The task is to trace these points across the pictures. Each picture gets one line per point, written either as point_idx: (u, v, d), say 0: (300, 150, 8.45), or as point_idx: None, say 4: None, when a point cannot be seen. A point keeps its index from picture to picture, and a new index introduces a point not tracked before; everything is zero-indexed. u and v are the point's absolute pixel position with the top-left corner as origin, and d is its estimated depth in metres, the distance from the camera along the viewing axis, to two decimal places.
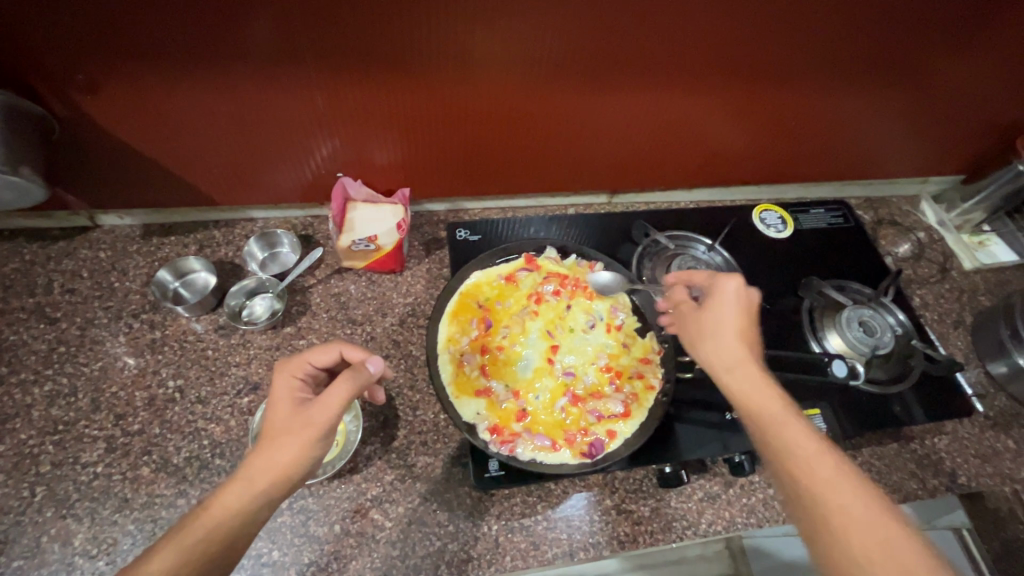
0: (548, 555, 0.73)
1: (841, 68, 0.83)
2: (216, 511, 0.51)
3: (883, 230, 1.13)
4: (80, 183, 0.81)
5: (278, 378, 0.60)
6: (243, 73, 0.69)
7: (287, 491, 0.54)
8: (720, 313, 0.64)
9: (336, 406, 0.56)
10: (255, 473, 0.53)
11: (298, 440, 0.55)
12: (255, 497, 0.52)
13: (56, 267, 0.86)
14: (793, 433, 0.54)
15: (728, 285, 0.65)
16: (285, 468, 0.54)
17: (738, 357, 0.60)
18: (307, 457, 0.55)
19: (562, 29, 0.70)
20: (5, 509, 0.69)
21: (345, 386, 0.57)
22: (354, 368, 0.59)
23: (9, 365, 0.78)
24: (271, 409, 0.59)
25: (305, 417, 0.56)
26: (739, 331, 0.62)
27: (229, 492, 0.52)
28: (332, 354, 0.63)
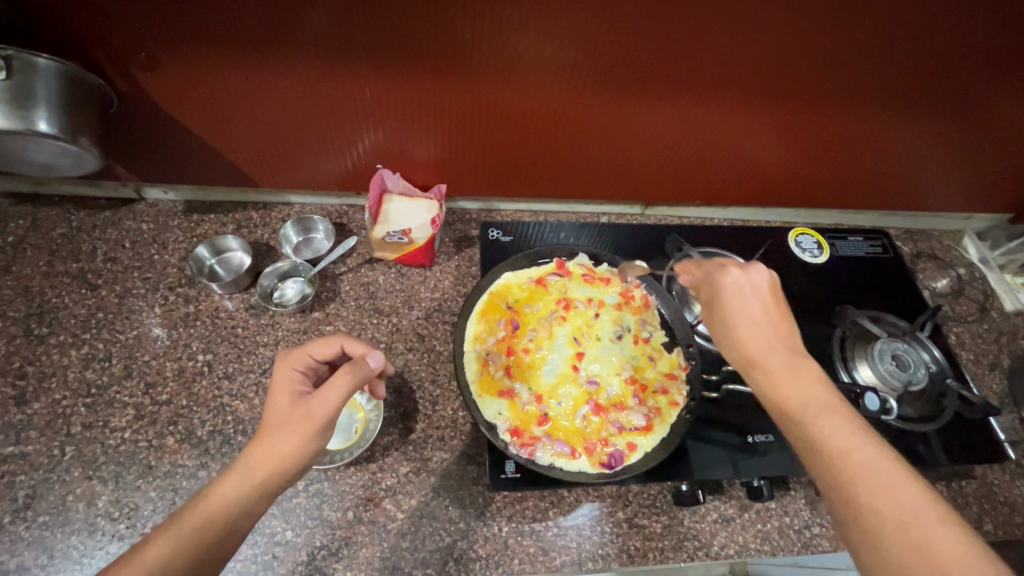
0: (556, 562, 0.72)
1: (895, 95, 0.81)
2: (213, 501, 0.51)
3: (921, 263, 1.11)
4: (128, 157, 0.84)
5: (279, 369, 0.61)
6: (296, 60, 0.71)
7: (282, 484, 0.54)
8: (739, 309, 0.59)
9: (336, 398, 0.56)
10: (254, 462, 0.53)
11: (296, 431, 0.55)
12: (251, 489, 0.52)
13: (101, 236, 0.89)
14: (841, 435, 0.51)
15: (732, 277, 0.61)
16: (285, 459, 0.54)
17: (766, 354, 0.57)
18: (308, 448, 0.55)
19: (616, 39, 0.70)
20: (35, 465, 0.71)
21: (344, 378, 0.57)
22: (355, 362, 0.59)
23: (50, 326, 0.81)
24: (270, 401, 0.59)
25: (304, 410, 0.56)
26: (765, 326, 0.58)
27: (223, 485, 0.52)
28: (333, 347, 0.64)
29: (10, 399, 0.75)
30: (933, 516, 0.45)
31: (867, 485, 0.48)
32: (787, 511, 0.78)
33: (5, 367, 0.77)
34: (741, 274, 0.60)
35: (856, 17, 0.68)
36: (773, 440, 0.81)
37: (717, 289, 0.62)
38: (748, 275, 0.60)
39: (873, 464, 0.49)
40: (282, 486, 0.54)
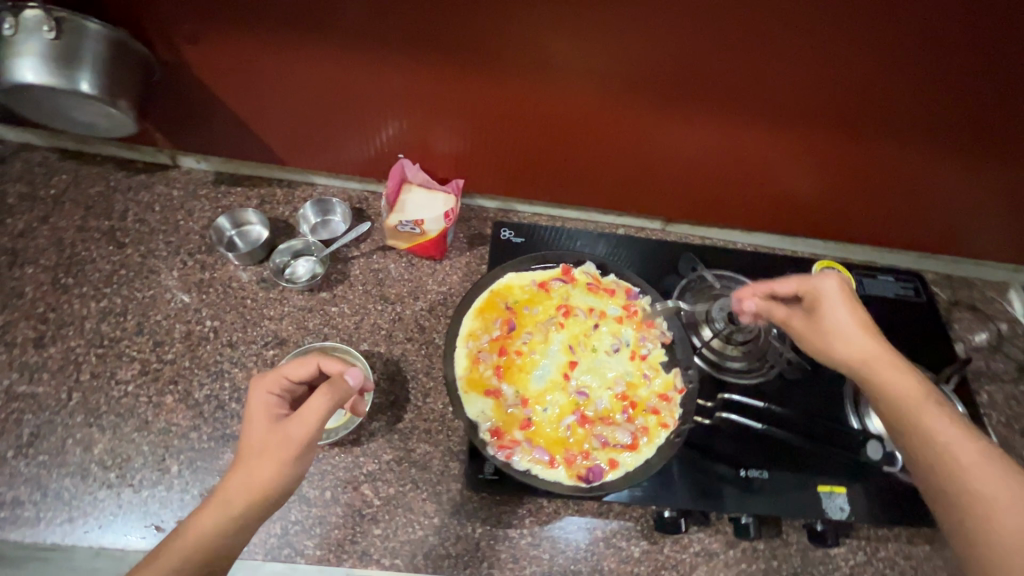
0: (526, 571, 0.71)
1: (940, 131, 0.76)
2: (190, 538, 0.51)
3: (958, 312, 1.04)
4: (165, 126, 0.87)
5: (253, 394, 0.60)
6: (327, 42, 0.72)
7: (263, 514, 0.53)
8: (834, 314, 0.65)
9: (316, 419, 0.57)
10: (232, 492, 0.53)
11: (273, 456, 0.55)
12: (229, 522, 0.52)
13: (134, 197, 0.94)
14: (928, 418, 0.56)
15: (834, 287, 0.66)
16: (263, 485, 0.53)
17: (874, 354, 0.61)
18: (286, 474, 0.55)
19: (646, 46, 0.69)
20: (43, 406, 0.75)
21: (322, 398, 0.58)
22: (333, 382, 0.60)
23: (75, 277, 0.85)
24: (247, 428, 0.58)
25: (283, 433, 0.56)
26: (858, 327, 0.63)
27: (201, 518, 0.52)
28: (310, 368, 0.66)
29: (29, 341, 0.79)
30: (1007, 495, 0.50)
31: (946, 453, 0.54)
32: (776, 554, 0.75)
33: (30, 310, 0.81)
34: (835, 281, 0.66)
35: (900, 39, 0.65)
36: (768, 476, 0.77)
37: (817, 298, 0.67)
38: (847, 288, 0.66)
39: (961, 445, 0.54)
40: (262, 516, 0.53)
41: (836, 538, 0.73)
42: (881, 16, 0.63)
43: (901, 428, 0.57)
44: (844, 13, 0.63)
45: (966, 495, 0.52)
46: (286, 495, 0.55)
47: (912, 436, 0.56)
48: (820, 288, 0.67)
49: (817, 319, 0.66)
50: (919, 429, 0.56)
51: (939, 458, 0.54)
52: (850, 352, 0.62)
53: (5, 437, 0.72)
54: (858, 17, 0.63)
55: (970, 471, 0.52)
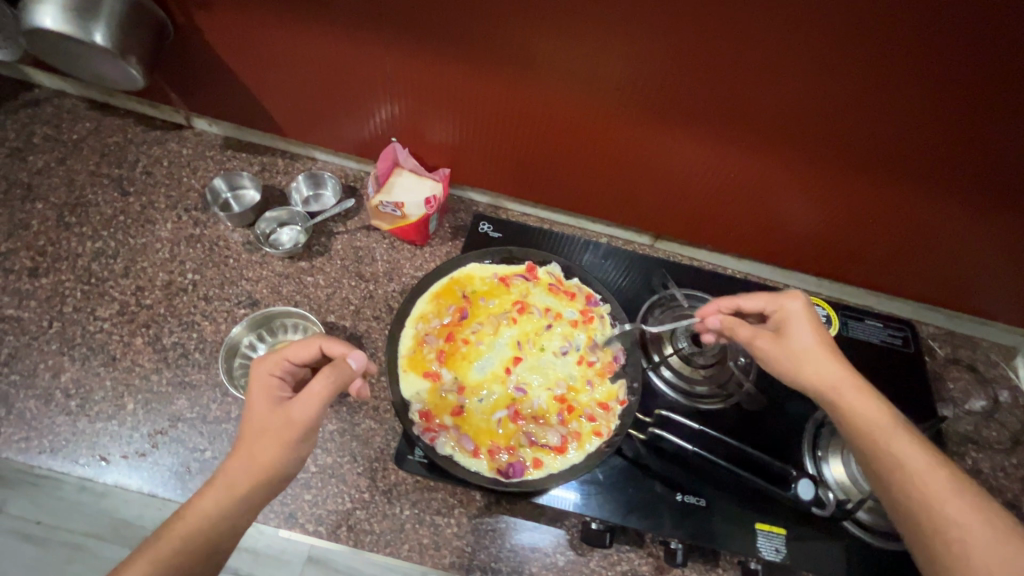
0: (445, 560, 0.71)
1: (935, 175, 0.73)
2: (191, 517, 0.51)
3: (954, 371, 0.98)
4: (180, 87, 0.92)
5: (256, 374, 0.59)
6: (328, 20, 0.75)
7: (267, 494, 0.55)
8: (800, 338, 0.64)
9: (319, 401, 0.56)
10: (236, 473, 0.53)
11: (277, 438, 0.55)
12: (231, 505, 0.52)
13: (146, 150, 0.99)
14: (897, 444, 0.56)
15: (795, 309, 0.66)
16: (269, 470, 0.54)
17: (838, 377, 0.61)
18: (292, 455, 0.56)
19: (629, 54, 0.69)
20: (25, 330, 0.80)
21: (324, 382, 0.57)
22: (336, 365, 0.58)
23: (78, 216, 0.91)
24: (248, 409, 0.57)
25: (287, 416, 0.55)
26: (824, 352, 0.63)
27: (205, 499, 0.52)
28: (312, 350, 0.62)
29: (25, 270, 0.84)
30: (975, 525, 0.50)
31: (914, 480, 0.53)
32: None
33: (31, 242, 0.87)
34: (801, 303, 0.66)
35: (892, 72, 0.63)
36: (706, 504, 0.73)
37: (783, 321, 0.66)
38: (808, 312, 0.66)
39: (925, 471, 0.53)
40: (266, 497, 0.55)
41: None
42: (870, 47, 0.61)
43: (871, 456, 0.56)
44: (831, 39, 0.61)
45: (935, 525, 0.51)
46: (288, 476, 0.57)
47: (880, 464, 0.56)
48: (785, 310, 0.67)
49: (784, 341, 0.65)
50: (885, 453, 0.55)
51: (906, 486, 0.53)
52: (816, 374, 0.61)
53: None
54: (846, 45, 0.61)
55: (935, 495, 0.52)
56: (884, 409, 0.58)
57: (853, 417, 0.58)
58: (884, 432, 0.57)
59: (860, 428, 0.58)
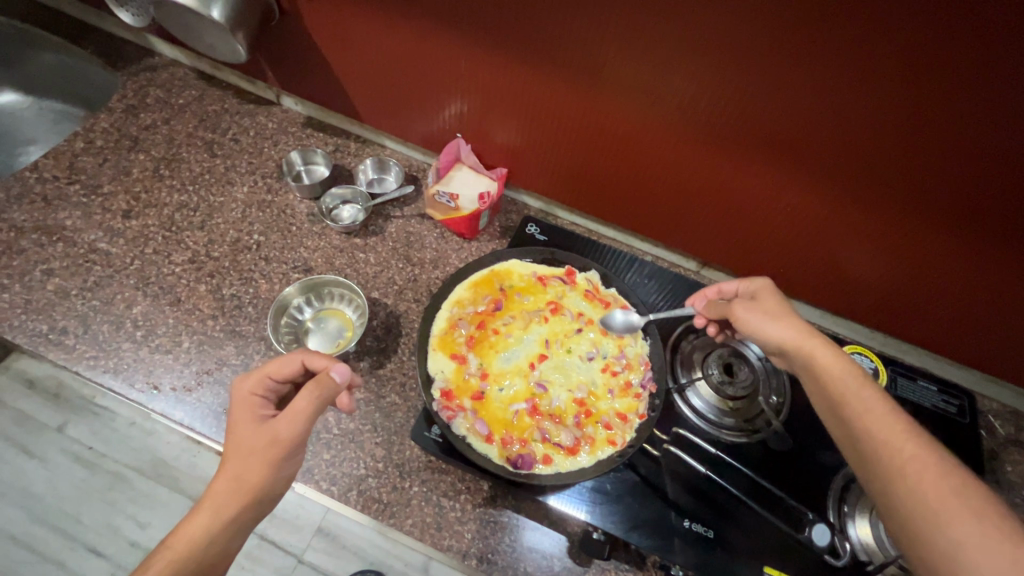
0: (444, 542, 0.72)
1: (1009, 234, 0.69)
2: (180, 543, 0.52)
3: (1015, 455, 0.89)
4: (276, 66, 1.01)
5: (239, 395, 0.62)
6: (414, 17, 0.81)
7: (256, 511, 0.57)
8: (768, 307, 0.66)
9: (304, 417, 0.60)
10: (224, 494, 0.55)
11: (264, 457, 0.58)
12: (222, 524, 0.54)
13: (238, 120, 1.09)
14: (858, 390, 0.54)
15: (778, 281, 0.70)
16: (258, 487, 0.56)
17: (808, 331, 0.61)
18: (278, 472, 0.58)
19: (692, 74, 0.70)
20: (110, 264, 0.89)
21: (308, 399, 0.60)
22: (320, 382, 0.61)
23: (171, 170, 1.01)
24: (232, 431, 0.60)
25: (273, 435, 0.58)
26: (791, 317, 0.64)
27: (192, 524, 0.54)
28: (293, 367, 0.64)
29: (119, 211, 0.94)
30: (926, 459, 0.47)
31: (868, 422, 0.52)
32: None
33: (129, 187, 0.97)
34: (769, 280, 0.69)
35: (971, 121, 0.60)
36: (713, 536, 0.70)
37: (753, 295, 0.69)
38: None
39: (883, 414, 0.52)
40: (255, 516, 0.57)
41: None
42: (948, 93, 0.59)
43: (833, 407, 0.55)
44: (909, 80, 0.59)
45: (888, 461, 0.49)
46: (275, 495, 0.59)
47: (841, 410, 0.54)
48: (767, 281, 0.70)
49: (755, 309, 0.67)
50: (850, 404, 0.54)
51: (862, 427, 0.52)
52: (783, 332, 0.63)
53: (75, 277, 0.87)
54: (925, 88, 0.59)
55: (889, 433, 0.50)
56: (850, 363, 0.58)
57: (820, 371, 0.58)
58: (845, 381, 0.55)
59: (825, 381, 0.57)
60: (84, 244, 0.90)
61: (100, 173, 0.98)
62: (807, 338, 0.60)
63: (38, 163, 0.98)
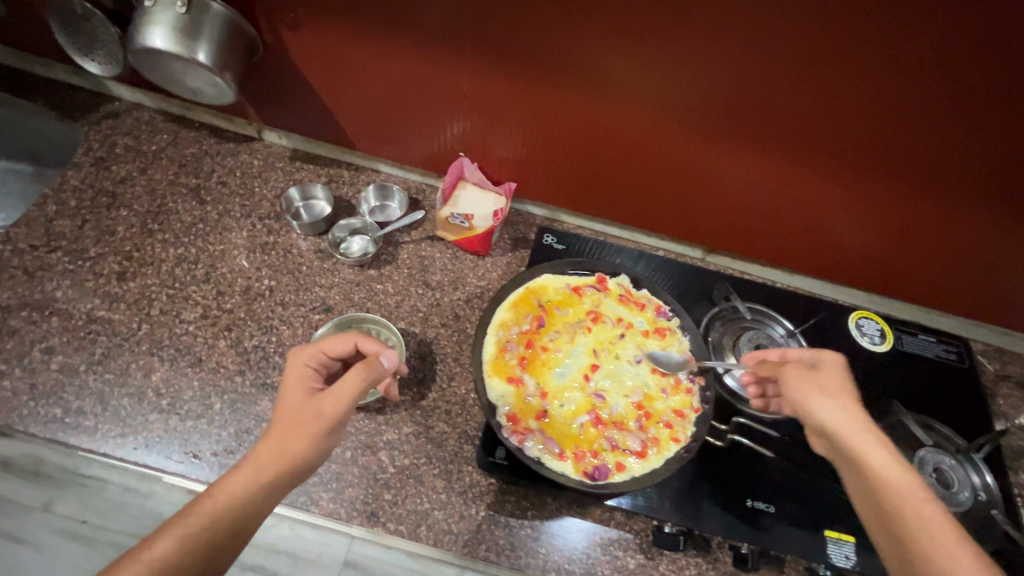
0: (521, 561, 0.73)
1: (1004, 195, 0.75)
2: (220, 497, 0.52)
3: (1005, 387, 0.98)
4: (259, 101, 0.96)
5: (293, 364, 0.64)
6: (408, 40, 0.79)
7: (293, 480, 0.56)
8: (827, 381, 0.67)
9: (348, 395, 0.61)
10: (265, 459, 0.55)
11: (307, 429, 0.58)
12: (260, 487, 0.54)
13: (221, 161, 1.04)
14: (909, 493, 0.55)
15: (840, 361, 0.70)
16: (297, 458, 0.56)
17: (859, 422, 0.62)
18: (318, 447, 0.58)
19: (699, 71, 0.71)
20: (116, 331, 0.84)
21: (356, 378, 0.61)
22: (369, 363, 0.64)
23: (160, 224, 0.95)
24: (283, 397, 0.61)
25: (317, 408, 0.59)
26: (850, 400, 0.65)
27: (233, 481, 0.54)
28: (347, 345, 0.69)
29: (113, 274, 0.89)
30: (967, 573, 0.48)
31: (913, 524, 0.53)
32: None
33: (118, 247, 0.91)
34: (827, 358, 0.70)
35: (976, 97, 0.65)
36: (775, 511, 0.77)
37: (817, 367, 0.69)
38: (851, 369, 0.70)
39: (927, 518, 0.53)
40: (290, 486, 0.56)
41: None
42: (956, 74, 0.63)
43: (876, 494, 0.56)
44: (922, 64, 0.63)
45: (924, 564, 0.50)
46: (312, 469, 0.59)
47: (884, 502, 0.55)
48: (828, 356, 0.71)
49: (812, 376, 0.67)
50: (905, 514, 0.54)
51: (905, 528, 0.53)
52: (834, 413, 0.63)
53: (80, 352, 0.81)
54: (934, 70, 0.63)
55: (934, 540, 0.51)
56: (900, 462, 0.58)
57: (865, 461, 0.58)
58: (896, 481, 0.56)
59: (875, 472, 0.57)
60: (83, 315, 0.84)
61: (83, 236, 0.92)
62: (855, 430, 0.61)
63: (10, 234, 0.90)
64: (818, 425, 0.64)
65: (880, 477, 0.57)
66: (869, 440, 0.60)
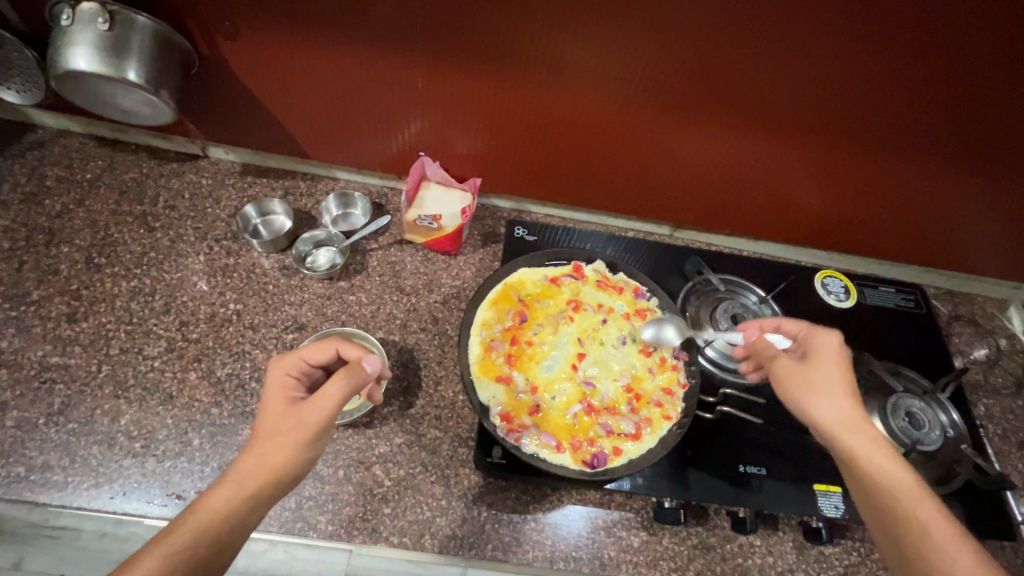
0: (528, 556, 0.73)
1: (956, 153, 0.78)
2: (204, 513, 0.51)
3: (959, 327, 1.05)
4: (200, 116, 0.91)
5: (273, 376, 0.62)
6: (352, 42, 0.75)
7: (276, 492, 0.55)
8: (823, 372, 0.66)
9: (332, 403, 0.58)
10: (249, 472, 0.54)
11: (290, 440, 0.56)
12: (243, 501, 0.53)
13: (165, 184, 0.98)
14: (913, 495, 0.57)
15: (830, 344, 0.69)
16: (281, 468, 0.55)
17: (854, 417, 0.62)
18: (302, 457, 0.57)
19: (650, 54, 0.71)
20: (74, 377, 0.78)
21: (338, 385, 0.59)
22: (352, 367, 0.61)
23: (107, 257, 0.89)
24: (264, 407, 0.60)
25: (299, 417, 0.57)
26: (845, 389, 0.64)
27: (215, 495, 0.53)
28: (329, 352, 0.65)
29: (62, 316, 0.83)
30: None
31: (920, 526, 0.55)
32: (772, 551, 0.77)
33: (64, 287, 0.85)
34: (829, 342, 0.69)
35: (918, 65, 0.66)
36: (766, 472, 0.80)
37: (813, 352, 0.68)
38: (842, 351, 0.68)
39: (928, 516, 0.56)
40: (277, 496, 0.55)
41: (830, 536, 0.76)
42: (911, 40, 0.64)
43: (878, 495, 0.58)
44: (866, 34, 0.64)
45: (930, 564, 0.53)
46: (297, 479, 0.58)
47: (885, 502, 0.57)
48: (819, 341, 0.69)
49: (806, 370, 0.67)
50: (898, 513, 0.56)
51: (908, 530, 0.55)
52: (838, 411, 0.63)
53: (37, 405, 0.76)
54: (890, 38, 0.64)
55: (940, 542, 0.54)
56: (899, 463, 0.59)
57: (867, 463, 0.59)
58: (904, 485, 0.57)
59: (881, 476, 0.58)
60: (34, 363, 0.79)
61: (22, 279, 0.85)
62: (851, 429, 0.61)
63: None
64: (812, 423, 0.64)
65: (873, 477, 0.58)
66: (862, 439, 0.60)
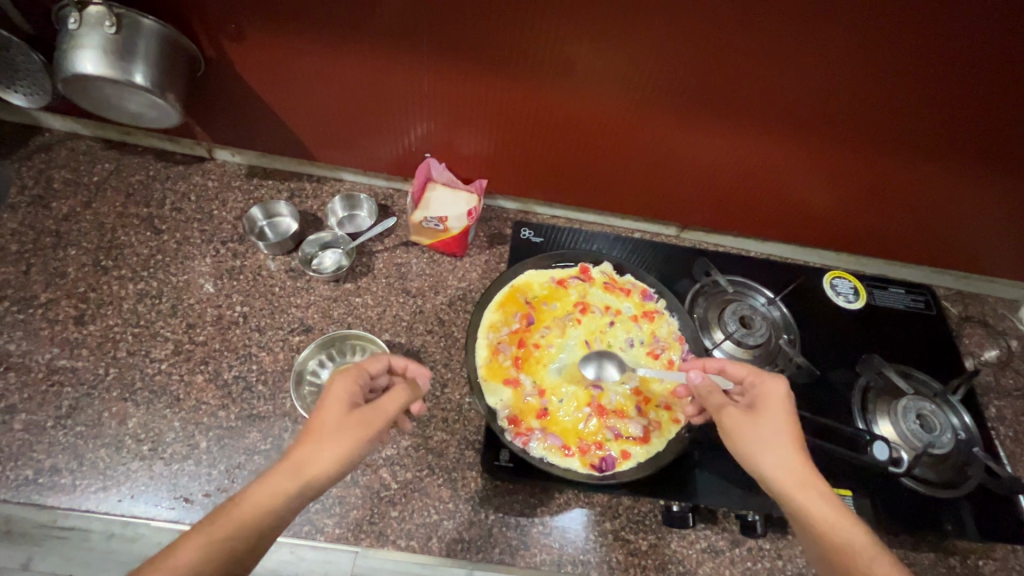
0: (536, 559, 0.73)
1: (965, 153, 0.77)
2: (246, 507, 0.51)
3: (969, 328, 1.04)
4: (206, 118, 0.91)
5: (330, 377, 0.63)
6: (359, 44, 0.75)
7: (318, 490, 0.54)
8: (769, 424, 0.62)
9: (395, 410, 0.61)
10: (296, 467, 0.54)
11: (348, 437, 0.57)
12: (293, 497, 0.53)
13: (171, 186, 0.98)
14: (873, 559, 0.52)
15: (777, 392, 0.65)
16: (335, 466, 0.55)
17: (804, 473, 0.58)
18: (353, 457, 0.57)
19: (655, 54, 0.70)
20: (81, 380, 0.78)
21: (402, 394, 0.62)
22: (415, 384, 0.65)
23: (114, 260, 0.89)
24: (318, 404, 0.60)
25: (359, 417, 0.58)
26: (792, 441, 0.61)
27: (261, 489, 0.52)
28: (382, 363, 0.67)
29: (70, 319, 0.83)
30: None
31: None
32: (781, 554, 0.76)
33: (71, 290, 0.86)
34: (774, 389, 0.65)
35: (928, 64, 0.65)
36: None
37: (761, 399, 0.65)
38: (790, 398, 0.64)
39: None
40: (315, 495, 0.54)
41: None
42: (922, 39, 0.63)
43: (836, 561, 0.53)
44: (873, 34, 0.63)
45: None
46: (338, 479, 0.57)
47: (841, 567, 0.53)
48: (767, 388, 0.65)
49: (756, 421, 0.63)
50: None
51: None
52: (791, 468, 0.58)
53: (45, 407, 0.76)
54: (901, 38, 0.63)
55: None
56: (856, 524, 0.55)
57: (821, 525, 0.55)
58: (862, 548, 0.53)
59: (837, 539, 0.54)
60: (42, 366, 0.79)
61: (30, 282, 0.85)
62: (803, 486, 0.57)
63: None
64: (764, 480, 0.60)
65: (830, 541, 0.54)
66: (813, 496, 0.56)
